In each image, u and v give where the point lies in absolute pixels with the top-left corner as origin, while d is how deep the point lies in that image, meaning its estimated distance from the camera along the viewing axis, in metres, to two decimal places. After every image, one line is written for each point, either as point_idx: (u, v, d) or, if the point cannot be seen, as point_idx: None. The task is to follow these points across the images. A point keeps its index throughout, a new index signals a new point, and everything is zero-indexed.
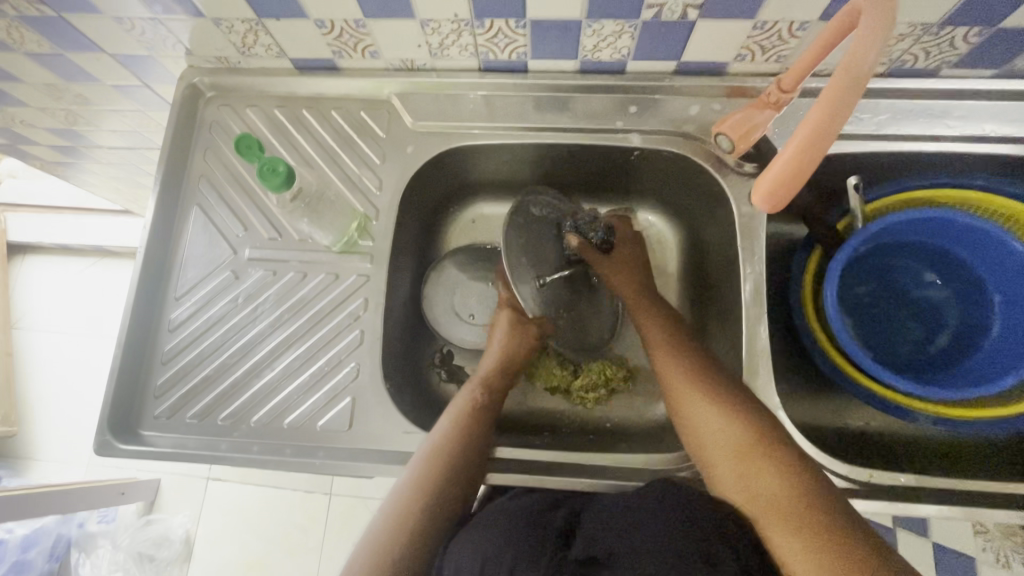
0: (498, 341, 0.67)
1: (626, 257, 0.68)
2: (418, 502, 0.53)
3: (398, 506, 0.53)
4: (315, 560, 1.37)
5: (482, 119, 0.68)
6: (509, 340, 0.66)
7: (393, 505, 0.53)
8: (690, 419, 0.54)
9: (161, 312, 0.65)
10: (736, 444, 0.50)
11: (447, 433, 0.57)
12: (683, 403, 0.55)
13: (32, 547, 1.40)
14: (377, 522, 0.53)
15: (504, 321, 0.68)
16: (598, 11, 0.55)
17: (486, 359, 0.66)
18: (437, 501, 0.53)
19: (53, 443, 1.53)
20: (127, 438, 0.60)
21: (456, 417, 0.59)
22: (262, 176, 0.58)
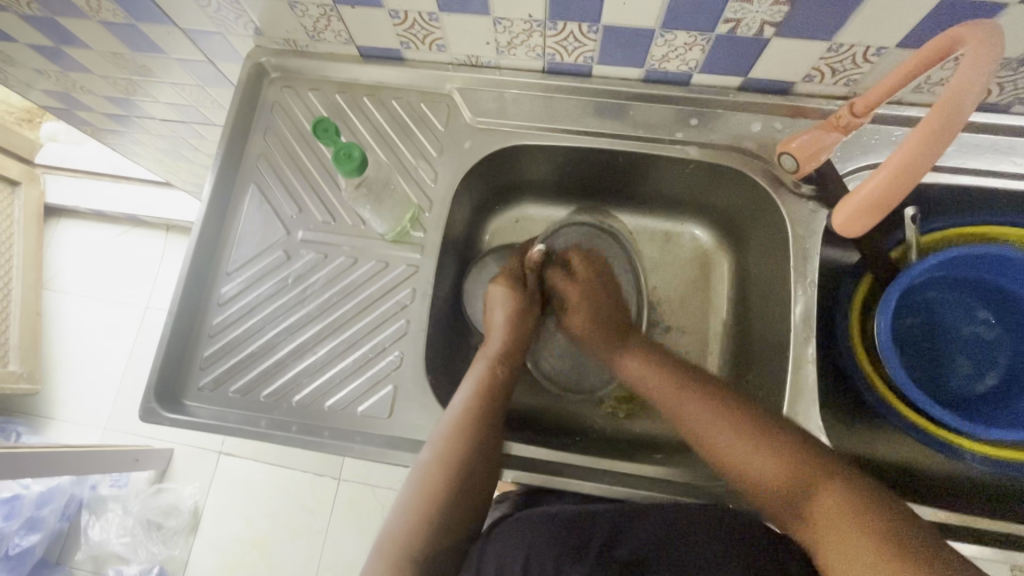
0: (506, 311, 0.68)
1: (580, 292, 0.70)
2: (445, 486, 0.55)
3: (415, 501, 0.55)
4: (319, 543, 1.39)
5: (540, 121, 0.68)
6: (523, 304, 0.69)
7: (419, 491, 0.55)
8: (717, 435, 0.54)
9: (211, 286, 0.66)
10: (766, 452, 0.51)
11: (456, 418, 0.57)
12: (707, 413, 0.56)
13: (46, 505, 1.41)
14: (395, 521, 0.54)
15: (504, 290, 0.70)
16: (673, 22, 0.55)
17: (497, 331, 0.67)
18: (455, 487, 0.55)
19: (73, 405, 1.55)
20: (171, 407, 0.61)
21: (466, 398, 0.60)
22: (336, 161, 0.59)
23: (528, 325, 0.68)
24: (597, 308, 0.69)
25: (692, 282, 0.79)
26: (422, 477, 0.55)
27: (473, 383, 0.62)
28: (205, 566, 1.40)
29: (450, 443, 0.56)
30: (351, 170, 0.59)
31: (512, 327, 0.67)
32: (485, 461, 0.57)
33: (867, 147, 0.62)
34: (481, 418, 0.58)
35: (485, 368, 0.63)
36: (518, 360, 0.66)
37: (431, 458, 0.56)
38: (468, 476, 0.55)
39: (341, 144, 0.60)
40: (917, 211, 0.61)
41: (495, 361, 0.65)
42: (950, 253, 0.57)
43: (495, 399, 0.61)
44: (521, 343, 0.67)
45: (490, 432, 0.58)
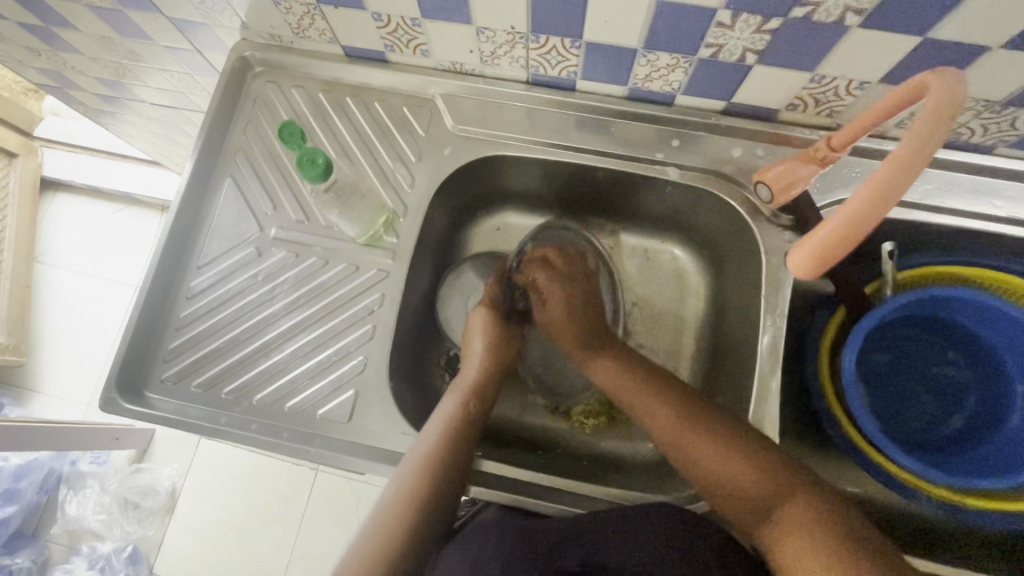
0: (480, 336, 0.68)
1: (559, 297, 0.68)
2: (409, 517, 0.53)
3: (376, 548, 0.51)
4: (293, 532, 1.39)
5: (522, 132, 0.68)
6: (498, 332, 0.68)
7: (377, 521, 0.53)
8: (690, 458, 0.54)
9: (181, 280, 0.65)
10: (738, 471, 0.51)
11: (428, 450, 0.56)
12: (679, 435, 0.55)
13: (24, 478, 1.41)
14: (349, 573, 0.50)
15: (481, 321, 0.69)
16: (655, 42, 0.54)
17: (474, 359, 0.66)
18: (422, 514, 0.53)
19: (57, 380, 1.56)
20: (132, 398, 0.61)
21: (438, 427, 0.58)
22: (300, 165, 0.58)
23: (509, 347, 0.68)
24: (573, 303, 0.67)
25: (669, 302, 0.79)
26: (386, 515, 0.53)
27: (448, 413, 0.60)
28: (178, 548, 1.40)
29: (418, 472, 0.55)
30: (316, 175, 0.58)
31: (492, 350, 0.67)
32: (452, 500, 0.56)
33: (847, 180, 0.61)
34: (455, 452, 0.57)
35: (459, 402, 0.62)
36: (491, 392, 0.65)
37: (395, 495, 0.54)
38: (430, 514, 0.54)
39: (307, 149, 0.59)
40: (895, 247, 0.60)
41: (469, 395, 0.63)
42: (917, 294, 0.57)
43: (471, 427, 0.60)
44: (496, 367, 0.66)
45: (461, 467, 0.57)
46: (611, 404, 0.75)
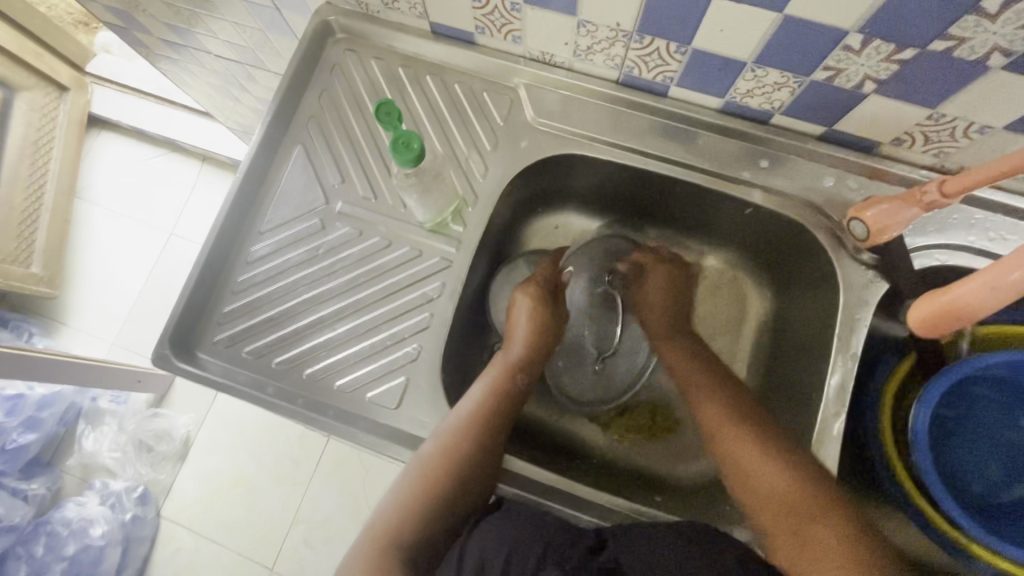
0: (526, 315, 0.65)
1: (658, 282, 0.68)
2: (445, 480, 0.54)
3: (408, 500, 0.54)
4: (298, 495, 1.41)
5: (604, 133, 0.65)
6: (544, 310, 0.66)
7: (415, 480, 0.54)
8: (725, 444, 0.56)
9: (242, 243, 0.64)
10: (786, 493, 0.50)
11: (462, 418, 0.57)
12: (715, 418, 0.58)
13: (46, 408, 1.43)
14: (383, 520, 0.53)
15: (528, 296, 0.66)
16: (768, 58, 0.51)
17: (519, 334, 0.64)
18: (454, 482, 0.54)
19: (86, 316, 1.58)
20: (184, 356, 0.61)
21: (478, 396, 0.59)
22: (394, 148, 0.56)
23: (554, 325, 0.67)
24: (675, 300, 0.68)
25: (725, 323, 0.77)
26: (416, 472, 0.54)
27: (489, 383, 0.61)
28: (186, 495, 1.43)
29: (455, 439, 0.55)
30: (408, 160, 0.56)
31: (536, 333, 0.65)
32: (484, 471, 0.55)
33: (942, 225, 0.58)
34: (492, 420, 0.57)
35: (502, 373, 0.62)
36: (536, 365, 0.65)
37: (426, 455, 0.55)
38: (465, 482, 0.54)
39: (401, 131, 0.57)
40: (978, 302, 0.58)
41: (514, 368, 0.63)
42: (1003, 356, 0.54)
43: (510, 400, 0.60)
44: (538, 341, 0.65)
45: (493, 441, 0.56)
46: (651, 422, 0.75)
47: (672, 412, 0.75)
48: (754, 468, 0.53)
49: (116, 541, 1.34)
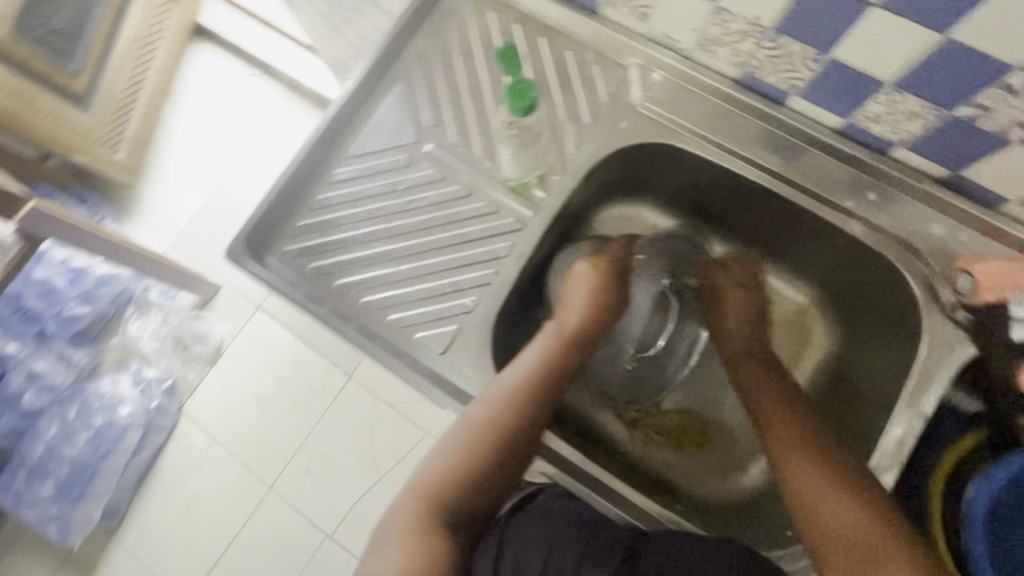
0: (584, 289, 0.63)
1: (740, 302, 0.65)
2: (490, 441, 0.54)
3: (453, 458, 0.54)
4: (311, 424, 1.42)
5: (708, 131, 0.63)
6: (605, 284, 0.63)
7: (461, 436, 0.55)
8: (795, 486, 0.52)
9: (330, 163, 0.66)
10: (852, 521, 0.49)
11: (512, 382, 0.57)
12: (783, 446, 0.54)
13: (104, 287, 1.51)
14: (425, 472, 0.55)
15: (592, 272, 0.63)
16: (911, 83, 0.48)
17: (575, 307, 0.62)
18: (499, 443, 0.54)
19: (156, 211, 1.66)
20: (254, 258, 0.63)
21: (528, 367, 0.58)
22: (509, 95, 0.59)
23: (618, 304, 0.64)
24: (751, 311, 0.65)
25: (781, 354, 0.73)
26: (464, 434, 0.55)
27: (541, 353, 0.59)
28: (209, 399, 1.48)
29: (502, 402, 0.55)
30: (520, 110, 0.59)
31: (591, 305, 0.62)
32: (524, 444, 0.55)
33: None
34: (539, 390, 0.57)
35: (555, 344, 0.60)
36: (595, 339, 0.62)
37: (473, 419, 0.56)
38: (508, 444, 0.55)
39: (521, 77, 0.58)
40: None
41: (566, 340, 0.60)
42: None
43: (561, 372, 0.59)
44: (596, 318, 0.62)
45: (537, 413, 0.56)
46: (681, 434, 0.73)
47: (704, 428, 0.73)
48: (814, 495, 0.51)
49: (137, 425, 1.43)
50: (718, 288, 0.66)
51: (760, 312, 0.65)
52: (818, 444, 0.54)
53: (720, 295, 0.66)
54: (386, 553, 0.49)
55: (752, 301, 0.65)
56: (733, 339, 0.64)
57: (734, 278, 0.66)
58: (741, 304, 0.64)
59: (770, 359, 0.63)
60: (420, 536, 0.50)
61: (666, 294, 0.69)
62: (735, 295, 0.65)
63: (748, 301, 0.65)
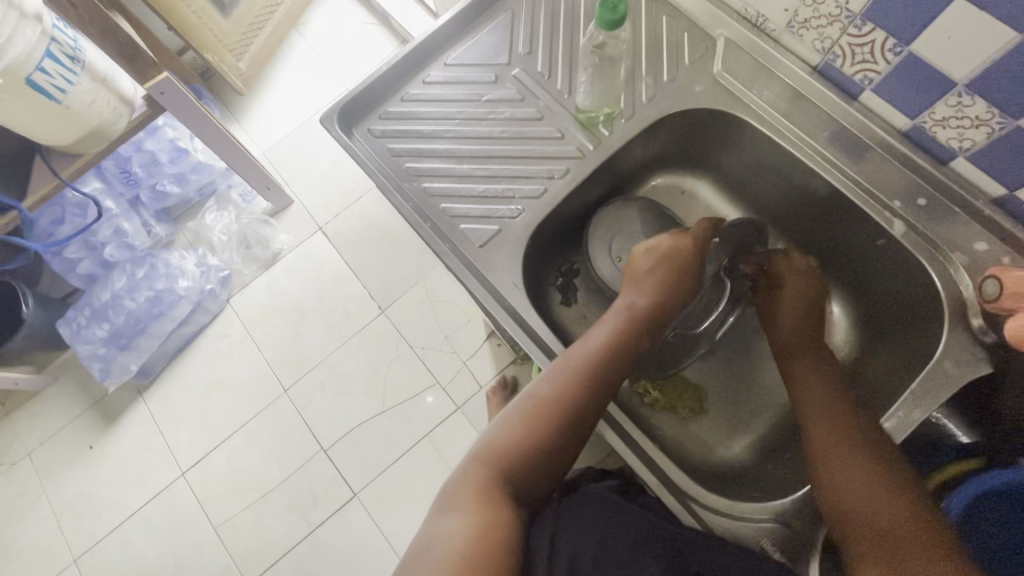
0: (660, 272, 0.64)
1: (794, 296, 0.65)
2: (555, 416, 0.58)
3: (516, 430, 0.59)
4: (337, 342, 1.49)
5: (776, 110, 0.66)
6: (681, 263, 0.65)
7: (526, 411, 0.59)
8: (835, 491, 0.52)
9: (426, 66, 0.74)
10: (896, 531, 0.48)
11: (580, 357, 0.60)
12: (820, 440, 0.55)
13: (196, 173, 1.60)
14: (489, 445, 0.59)
15: (666, 247, 0.65)
16: (984, 85, 0.50)
17: (647, 289, 0.64)
18: (564, 414, 0.58)
19: (258, 120, 1.82)
20: (343, 128, 0.71)
21: (596, 345, 0.61)
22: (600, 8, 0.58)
23: (692, 282, 0.65)
24: (802, 313, 0.64)
25: None
26: (530, 408, 0.59)
27: (607, 335, 0.62)
28: (257, 297, 1.57)
29: (571, 376, 0.59)
30: (611, 24, 0.58)
31: (663, 281, 0.64)
32: (587, 420, 0.58)
33: None
34: (607, 365, 0.60)
35: (623, 323, 0.62)
36: (661, 321, 0.64)
37: (539, 396, 0.59)
38: (575, 414, 0.58)
39: None
40: None
41: (633, 319, 0.63)
42: None
43: (626, 352, 0.61)
44: (666, 303, 0.64)
45: (603, 385, 0.59)
46: (679, 399, 0.74)
47: (700, 396, 0.75)
48: (854, 502, 0.50)
49: (191, 300, 1.49)
50: (773, 277, 0.68)
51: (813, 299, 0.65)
52: (860, 440, 0.53)
53: (777, 287, 0.67)
54: (453, 518, 0.54)
55: (800, 293, 0.65)
56: (784, 333, 0.64)
57: (795, 270, 0.67)
58: (798, 298, 0.65)
59: (823, 358, 0.62)
60: (483, 505, 0.54)
61: (720, 276, 0.70)
62: (787, 289, 0.66)
63: (805, 296, 0.65)
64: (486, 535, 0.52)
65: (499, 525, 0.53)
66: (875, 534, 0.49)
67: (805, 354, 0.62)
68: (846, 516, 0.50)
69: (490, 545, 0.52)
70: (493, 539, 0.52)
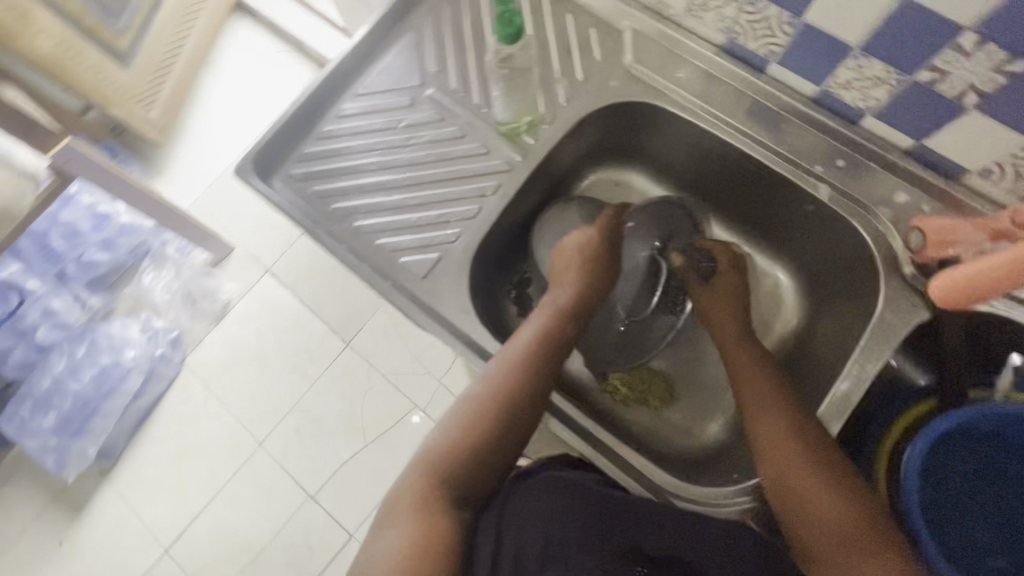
0: (579, 265, 0.67)
1: (729, 284, 0.69)
2: (492, 418, 0.57)
3: (453, 436, 0.57)
4: (306, 386, 1.41)
5: (691, 94, 0.67)
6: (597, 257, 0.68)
7: (462, 415, 0.58)
8: (784, 473, 0.54)
9: (337, 100, 0.71)
10: (838, 507, 0.52)
11: (511, 356, 0.59)
12: (762, 423, 0.57)
13: (126, 236, 1.47)
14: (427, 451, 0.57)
15: (581, 241, 0.68)
16: (877, 47, 0.52)
17: (570, 284, 0.66)
18: (501, 416, 0.57)
19: (181, 169, 1.68)
20: (260, 178, 0.67)
21: (525, 343, 0.60)
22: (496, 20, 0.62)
23: (609, 278, 0.68)
24: (735, 299, 0.68)
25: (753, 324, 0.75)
26: (467, 410, 0.58)
27: (535, 330, 0.62)
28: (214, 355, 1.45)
29: (504, 377, 0.58)
30: (507, 34, 0.62)
31: (583, 274, 0.66)
32: (524, 421, 0.58)
33: None
34: (538, 360, 0.60)
35: (551, 319, 0.63)
36: (588, 313, 0.65)
37: (473, 398, 0.58)
38: (511, 415, 0.57)
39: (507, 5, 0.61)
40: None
41: (560, 314, 0.63)
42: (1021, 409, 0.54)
43: (556, 348, 0.61)
44: (589, 295, 0.66)
45: (536, 383, 0.58)
46: (650, 391, 0.74)
47: (669, 383, 0.76)
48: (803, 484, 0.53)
49: (141, 369, 1.41)
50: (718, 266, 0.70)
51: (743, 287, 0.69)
52: (793, 421, 0.56)
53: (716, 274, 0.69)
54: (392, 528, 0.51)
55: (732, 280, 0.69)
56: (713, 311, 0.67)
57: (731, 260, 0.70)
58: (732, 284, 0.69)
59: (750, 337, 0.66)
60: (423, 513, 0.52)
61: (654, 259, 0.71)
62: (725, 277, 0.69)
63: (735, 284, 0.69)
64: (425, 544, 0.50)
65: (436, 533, 0.51)
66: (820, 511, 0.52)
67: (733, 330, 0.66)
68: (793, 488, 0.53)
69: (431, 554, 0.49)
70: (437, 546, 0.50)
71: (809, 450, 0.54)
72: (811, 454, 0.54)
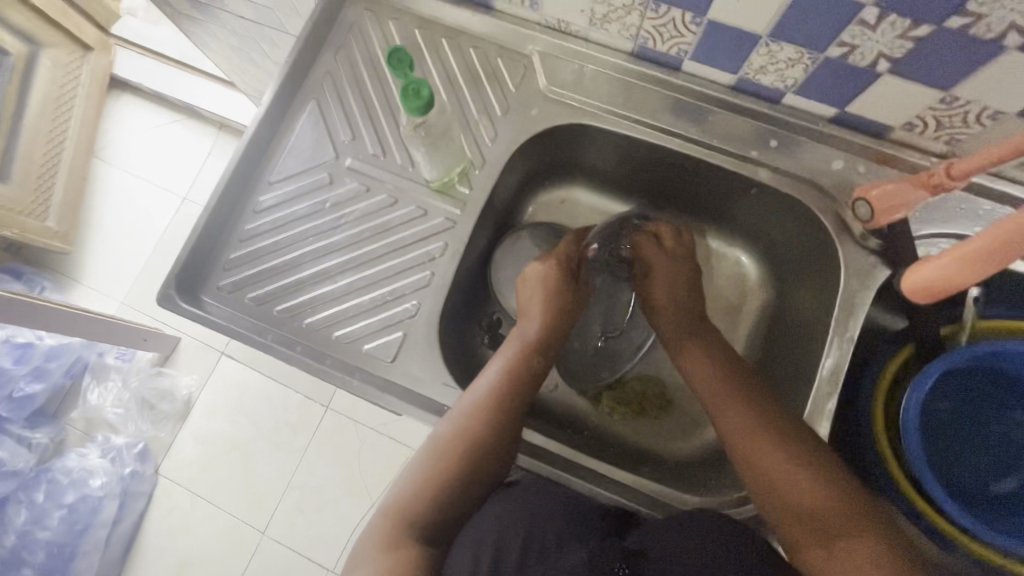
0: (542, 294, 0.63)
1: (667, 270, 0.66)
2: (461, 461, 0.54)
3: (419, 486, 0.54)
4: (294, 464, 1.31)
5: (614, 104, 0.65)
6: (556, 288, 0.64)
7: (429, 460, 0.55)
8: (756, 461, 0.52)
9: (250, 194, 0.65)
10: (815, 493, 0.50)
11: (480, 398, 0.56)
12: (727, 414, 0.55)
13: (54, 359, 1.34)
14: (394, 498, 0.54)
15: (542, 272, 0.65)
16: (784, 32, 0.51)
17: (537, 318, 0.62)
18: (473, 459, 0.54)
19: (99, 271, 1.51)
20: (188, 299, 0.62)
21: (493, 381, 0.58)
22: (403, 96, 0.57)
23: (570, 310, 0.64)
24: (681, 293, 0.65)
25: (727, 308, 0.76)
26: (434, 450, 0.55)
27: (504, 365, 0.59)
28: (185, 456, 1.34)
29: (474, 420, 0.55)
30: (417, 108, 0.57)
31: (548, 305, 0.63)
32: (499, 464, 0.55)
33: (949, 215, 0.58)
34: (509, 399, 0.57)
35: (519, 352, 0.60)
36: (556, 345, 0.62)
37: (441, 438, 0.55)
38: (486, 458, 0.55)
39: (411, 80, 0.58)
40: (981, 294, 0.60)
41: (529, 349, 0.61)
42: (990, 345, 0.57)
43: (526, 382, 0.58)
44: (558, 325, 0.62)
45: (507, 424, 0.55)
46: (645, 400, 0.75)
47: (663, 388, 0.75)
48: (775, 471, 0.51)
49: (113, 494, 1.27)
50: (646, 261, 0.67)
51: (686, 272, 0.66)
52: (756, 412, 0.54)
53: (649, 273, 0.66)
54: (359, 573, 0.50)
55: (679, 267, 0.66)
56: (664, 313, 0.64)
57: (663, 250, 0.67)
58: (670, 275, 0.65)
59: (710, 336, 0.63)
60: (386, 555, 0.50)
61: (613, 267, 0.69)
62: (663, 263, 0.66)
63: (678, 271, 0.66)
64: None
65: (406, 566, 0.49)
66: (797, 498, 0.50)
67: (696, 329, 0.63)
68: (769, 473, 0.51)
69: None
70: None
71: (777, 434, 0.52)
72: (780, 440, 0.52)
